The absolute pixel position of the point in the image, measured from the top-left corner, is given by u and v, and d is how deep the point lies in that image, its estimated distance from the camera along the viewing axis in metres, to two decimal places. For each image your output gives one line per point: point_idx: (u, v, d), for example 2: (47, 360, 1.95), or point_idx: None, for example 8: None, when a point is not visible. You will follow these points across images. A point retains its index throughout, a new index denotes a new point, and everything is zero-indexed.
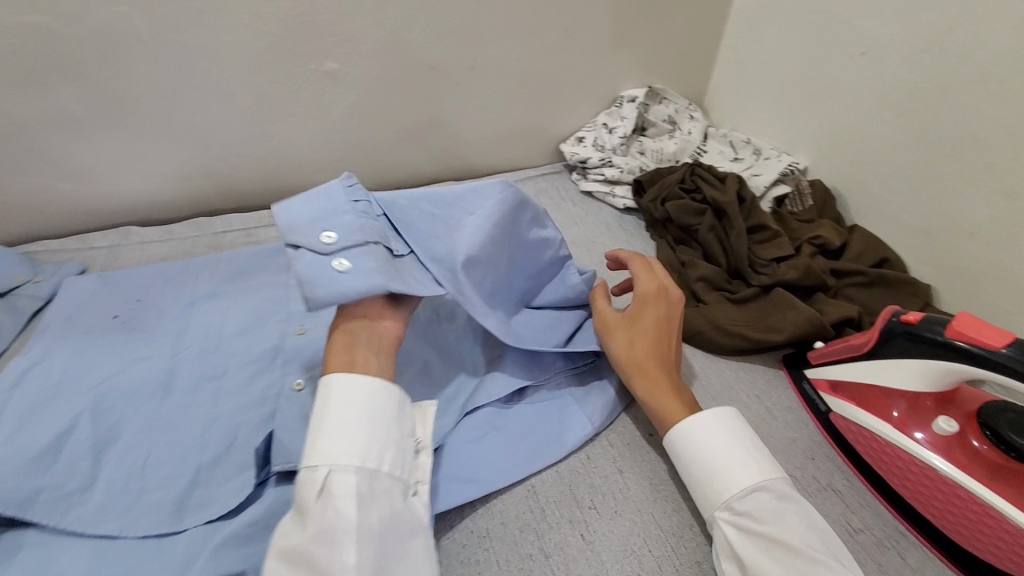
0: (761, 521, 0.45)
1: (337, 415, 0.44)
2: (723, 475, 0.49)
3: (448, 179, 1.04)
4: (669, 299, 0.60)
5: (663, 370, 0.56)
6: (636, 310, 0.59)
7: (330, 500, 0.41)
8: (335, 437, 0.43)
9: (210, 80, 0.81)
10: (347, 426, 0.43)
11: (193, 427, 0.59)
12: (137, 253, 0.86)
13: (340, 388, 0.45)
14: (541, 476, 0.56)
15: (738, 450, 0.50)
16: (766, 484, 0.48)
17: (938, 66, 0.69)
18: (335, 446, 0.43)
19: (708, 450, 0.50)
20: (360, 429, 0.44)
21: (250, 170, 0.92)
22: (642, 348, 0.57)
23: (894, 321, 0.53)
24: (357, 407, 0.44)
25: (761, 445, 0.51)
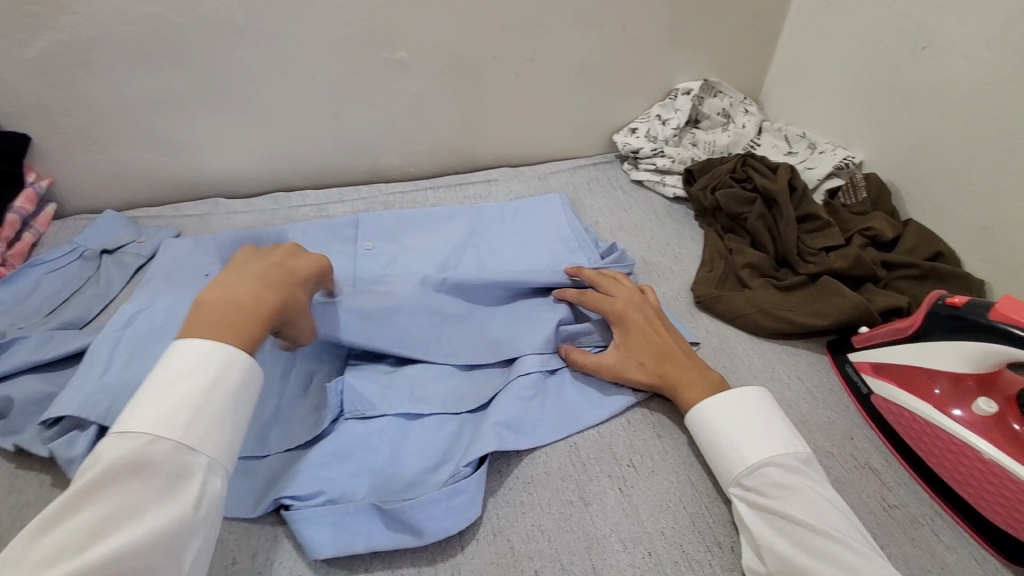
0: (768, 495, 0.49)
1: (194, 394, 0.45)
2: (739, 450, 0.52)
3: (504, 165, 1.09)
4: (637, 313, 0.64)
5: (678, 368, 0.60)
6: (621, 335, 0.63)
7: (147, 473, 0.41)
8: (177, 413, 0.43)
9: (294, 67, 0.89)
10: (201, 412, 0.44)
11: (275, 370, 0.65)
12: (224, 222, 0.96)
13: (212, 368, 0.46)
14: (583, 434, 0.60)
15: (750, 430, 0.53)
16: (774, 460, 0.50)
17: (1004, 59, 0.68)
18: (178, 425, 0.43)
19: (721, 431, 0.54)
20: (211, 421, 0.45)
21: (323, 151, 1.00)
22: (652, 364, 0.61)
23: (938, 303, 0.55)
24: (217, 399, 0.45)
25: (776, 424, 0.53)
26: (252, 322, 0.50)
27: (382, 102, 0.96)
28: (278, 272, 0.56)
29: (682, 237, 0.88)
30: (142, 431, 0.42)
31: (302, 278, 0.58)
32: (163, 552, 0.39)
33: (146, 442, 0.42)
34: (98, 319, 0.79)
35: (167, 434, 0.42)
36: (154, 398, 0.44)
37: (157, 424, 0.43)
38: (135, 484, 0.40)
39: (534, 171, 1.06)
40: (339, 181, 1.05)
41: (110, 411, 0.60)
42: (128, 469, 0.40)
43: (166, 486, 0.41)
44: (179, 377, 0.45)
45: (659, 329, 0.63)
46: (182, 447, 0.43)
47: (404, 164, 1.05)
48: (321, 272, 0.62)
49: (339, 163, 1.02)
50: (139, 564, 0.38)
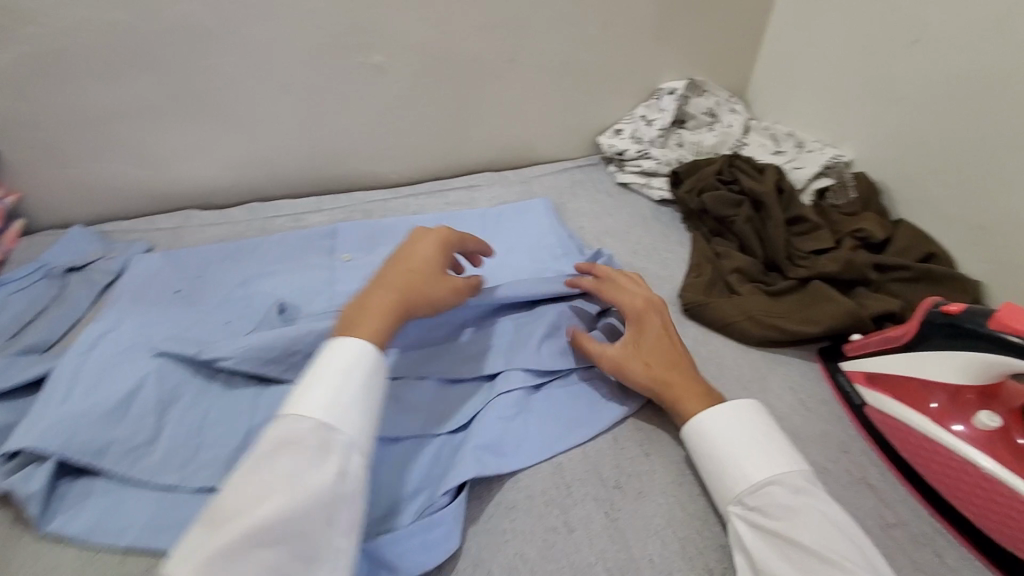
0: (771, 516, 0.46)
1: (333, 382, 0.49)
2: (738, 467, 0.50)
3: (487, 170, 1.06)
4: (656, 313, 0.62)
5: (686, 377, 0.57)
6: (635, 332, 0.60)
7: (297, 446, 0.45)
8: (319, 396, 0.48)
9: (268, 72, 0.86)
10: (339, 395, 0.48)
11: (244, 395, 0.63)
12: (197, 235, 0.92)
13: (345, 358, 0.50)
14: (567, 454, 0.57)
15: (751, 446, 0.50)
16: (780, 479, 0.48)
17: (999, 53, 0.66)
18: (322, 407, 0.47)
19: (722, 447, 0.51)
20: (348, 404, 0.48)
21: (299, 159, 0.97)
22: (659, 366, 0.58)
23: (935, 311, 0.52)
24: (351, 383, 0.49)
25: (777, 440, 0.51)
26: (376, 320, 0.53)
27: (360, 107, 0.93)
28: (417, 258, 0.59)
29: (670, 241, 0.86)
30: (296, 413, 0.47)
31: (427, 257, 0.60)
32: (311, 517, 0.42)
33: (297, 420, 0.47)
34: (64, 341, 0.76)
35: (312, 413, 0.47)
36: (303, 385, 0.49)
37: (309, 405, 0.47)
38: (289, 456, 0.44)
39: (518, 175, 1.03)
40: (317, 189, 1.02)
41: (71, 442, 0.57)
42: (284, 445, 0.45)
43: (313, 457, 0.44)
44: (321, 368, 0.50)
45: (673, 334, 0.61)
46: (322, 424, 0.47)
47: (383, 170, 1.02)
48: (447, 242, 0.62)
49: (316, 171, 0.99)
50: (288, 525, 0.41)
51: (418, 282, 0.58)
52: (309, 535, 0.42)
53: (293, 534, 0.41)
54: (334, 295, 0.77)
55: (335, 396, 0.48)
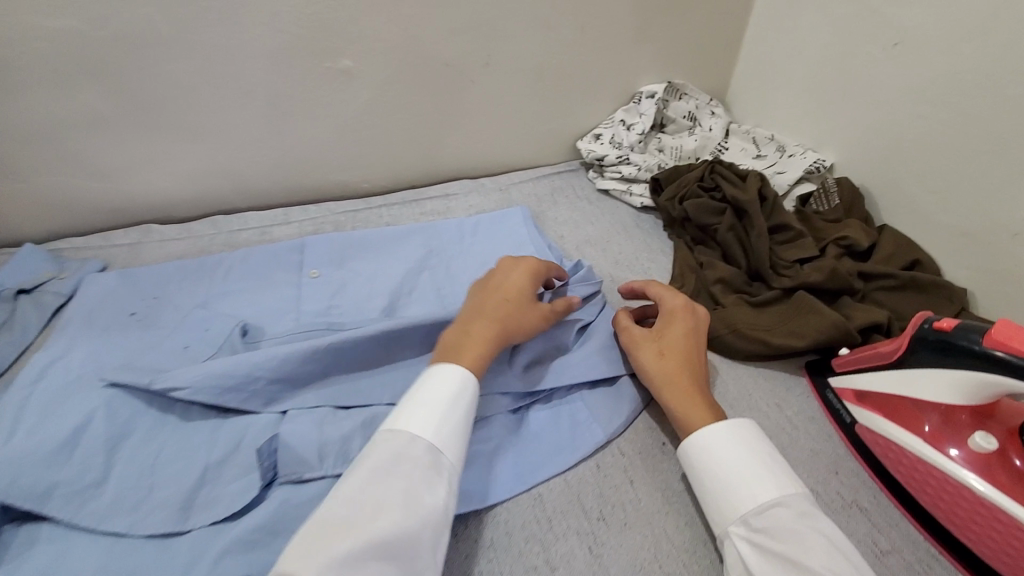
0: (779, 538, 0.43)
1: (439, 404, 0.48)
2: (743, 486, 0.47)
3: (463, 177, 1.03)
4: (697, 316, 0.62)
5: (694, 380, 0.56)
6: (664, 324, 0.61)
7: (409, 465, 0.43)
8: (427, 417, 0.47)
9: (228, 79, 0.81)
10: (448, 418, 0.47)
11: (202, 428, 0.58)
12: (156, 251, 0.87)
13: (452, 382, 0.50)
14: (548, 483, 0.54)
15: (757, 465, 0.48)
16: (785, 501, 0.45)
17: (982, 56, 0.65)
18: (432, 429, 0.46)
19: (725, 465, 0.48)
20: (455, 429, 0.47)
21: (265, 169, 0.92)
22: (672, 360, 0.57)
23: (925, 327, 0.51)
24: (458, 411, 0.48)
25: (779, 463, 0.49)
26: (478, 350, 0.53)
27: (329, 113, 0.88)
28: (512, 288, 0.60)
29: (652, 250, 0.84)
30: (404, 431, 0.46)
31: (523, 285, 0.61)
32: (422, 540, 0.40)
33: (409, 439, 0.45)
34: (9, 371, 0.70)
35: (422, 433, 0.46)
36: (407, 404, 0.48)
37: (418, 425, 0.46)
38: (400, 474, 0.42)
39: (495, 182, 1.00)
40: (285, 200, 0.97)
41: (12, 486, 0.51)
42: (395, 463, 0.43)
43: (422, 478, 0.43)
44: (428, 389, 0.49)
45: (702, 338, 0.60)
46: (432, 446, 0.45)
47: (355, 179, 0.98)
48: (536, 272, 0.63)
49: (284, 181, 0.95)
50: (401, 545, 0.39)
51: (518, 310, 0.58)
52: (414, 558, 0.39)
53: (398, 556, 0.38)
54: (300, 315, 0.73)
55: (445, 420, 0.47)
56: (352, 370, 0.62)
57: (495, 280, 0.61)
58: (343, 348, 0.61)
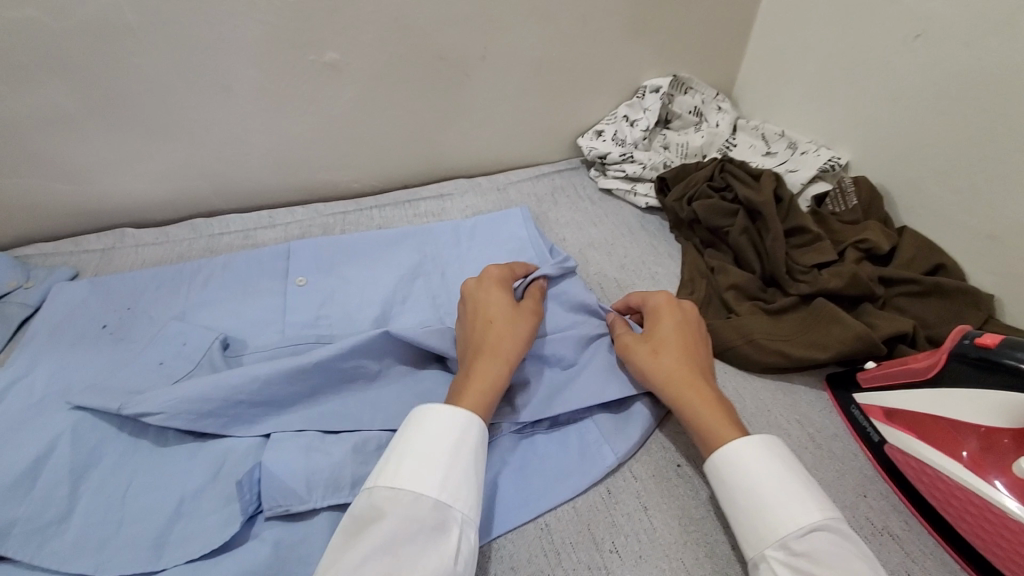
0: (825, 566, 0.38)
1: (444, 455, 0.44)
2: (780, 507, 0.42)
3: (459, 176, 0.98)
4: (685, 310, 0.59)
5: (695, 373, 0.52)
6: (652, 323, 0.58)
7: (414, 528, 0.40)
8: (430, 469, 0.43)
9: (204, 73, 0.75)
10: (452, 465, 0.44)
11: (178, 453, 0.54)
12: (131, 257, 0.82)
13: (454, 427, 0.46)
14: (556, 512, 0.50)
15: (792, 483, 0.43)
16: (828, 525, 0.40)
17: (1013, 47, 0.60)
18: (435, 482, 0.42)
19: (757, 480, 0.43)
20: (460, 477, 0.43)
21: (248, 169, 0.87)
22: (667, 354, 0.54)
23: (965, 342, 0.48)
24: (459, 454, 0.45)
25: (808, 479, 0.43)
26: (481, 383, 0.51)
27: (315, 110, 0.83)
28: (488, 312, 0.57)
29: (658, 253, 0.80)
30: (409, 488, 0.42)
31: (500, 306, 0.58)
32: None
33: (415, 499, 0.41)
34: None
35: (429, 490, 0.42)
36: (407, 456, 0.44)
37: (417, 478, 0.42)
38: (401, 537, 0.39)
39: (492, 182, 0.95)
40: (270, 201, 0.92)
41: None
42: (395, 525, 0.40)
43: (426, 539, 0.40)
44: (430, 438, 0.45)
45: (695, 332, 0.57)
46: (441, 503, 0.42)
47: (344, 178, 0.93)
48: (505, 286, 0.61)
49: (269, 181, 0.89)
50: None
51: (509, 334, 0.55)
52: None
53: None
54: (286, 327, 0.68)
55: (447, 469, 0.44)
56: (341, 389, 0.57)
57: (470, 311, 0.59)
58: (332, 365, 0.57)
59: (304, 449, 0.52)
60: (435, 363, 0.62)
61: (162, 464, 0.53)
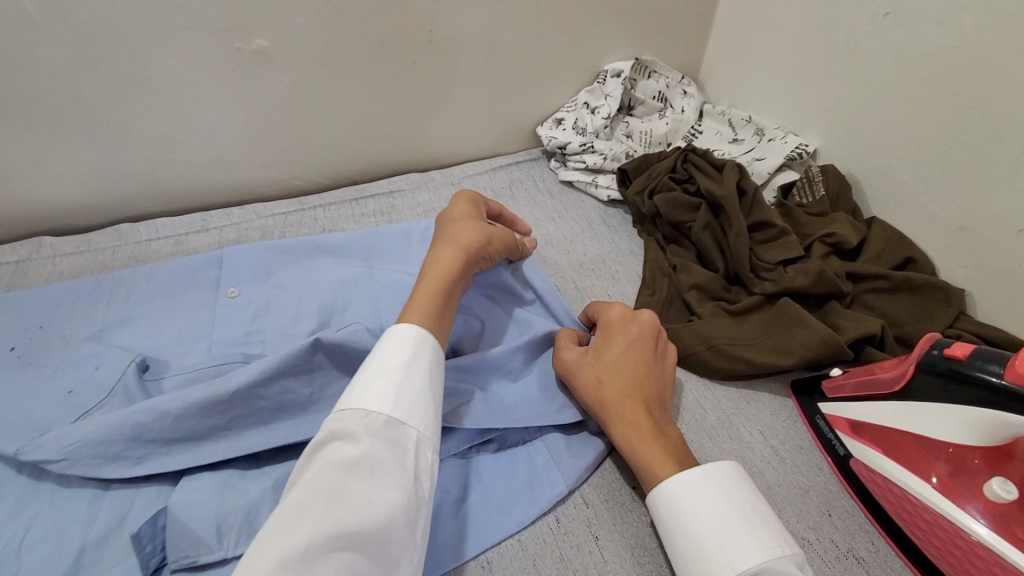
0: None
1: (394, 376, 0.44)
2: (718, 552, 0.39)
3: (411, 170, 0.92)
4: (637, 329, 0.54)
5: (643, 409, 0.48)
6: (603, 344, 0.53)
7: (365, 444, 0.40)
8: (383, 390, 0.43)
9: (118, 63, 0.68)
10: (405, 385, 0.44)
11: (83, 497, 0.48)
12: (48, 269, 0.75)
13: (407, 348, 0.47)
14: (499, 547, 0.46)
15: (734, 520, 0.40)
16: (771, 567, 0.38)
17: (985, 27, 0.56)
18: (388, 400, 0.43)
19: (700, 519, 0.41)
20: (413, 397, 0.44)
21: (178, 169, 0.80)
22: (613, 386, 0.50)
23: (935, 353, 0.44)
24: (413, 375, 0.45)
25: (756, 512, 0.41)
26: (436, 273, 0.54)
27: (248, 103, 0.76)
28: (451, 221, 0.62)
29: (619, 251, 0.75)
30: (360, 407, 0.42)
31: (461, 214, 0.63)
32: (398, 523, 0.37)
33: (365, 416, 0.41)
34: None
35: (379, 408, 0.42)
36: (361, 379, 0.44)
37: (366, 397, 0.43)
38: (347, 450, 0.39)
39: (446, 175, 0.90)
40: (205, 202, 0.85)
41: None
42: (342, 442, 0.40)
43: (378, 455, 0.39)
44: (382, 362, 0.45)
45: (644, 358, 0.52)
46: (393, 420, 0.42)
47: (286, 176, 0.86)
48: (474, 199, 0.66)
49: (202, 181, 0.82)
50: (373, 536, 0.36)
51: (478, 232, 0.59)
52: (367, 536, 0.36)
53: (349, 546, 0.35)
54: (213, 343, 0.63)
55: (400, 389, 0.44)
56: (267, 417, 0.52)
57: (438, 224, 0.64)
58: (256, 392, 0.52)
59: (217, 493, 0.47)
60: None
61: (61, 510, 0.47)
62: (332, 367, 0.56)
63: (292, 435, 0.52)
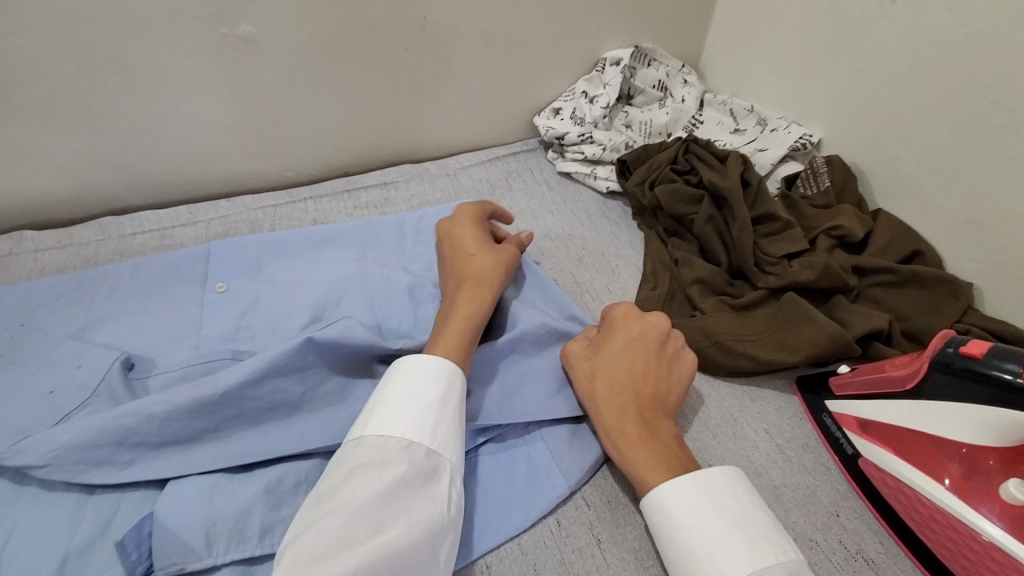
0: None
1: (432, 402, 0.45)
2: (707, 562, 0.38)
3: (404, 162, 0.90)
4: (643, 324, 0.53)
5: (636, 407, 0.47)
6: (602, 340, 0.52)
7: (407, 474, 0.40)
8: (423, 419, 0.43)
9: (97, 50, 0.65)
10: (443, 415, 0.44)
11: (65, 502, 0.47)
12: (29, 264, 0.72)
13: (441, 375, 0.46)
14: (498, 552, 0.45)
15: (723, 529, 0.39)
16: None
17: (998, 12, 0.54)
18: (426, 430, 0.43)
19: (690, 527, 0.40)
20: (448, 427, 0.44)
21: (163, 161, 0.77)
22: (605, 384, 0.49)
23: (949, 351, 0.43)
24: (449, 407, 0.45)
25: (749, 518, 0.40)
26: (466, 311, 0.53)
27: (234, 92, 0.74)
28: (468, 248, 0.60)
29: (619, 244, 0.74)
30: (396, 434, 0.42)
31: (471, 240, 0.61)
32: (434, 554, 0.38)
33: (406, 446, 0.41)
34: None
35: (419, 437, 0.42)
36: (397, 401, 0.44)
37: (404, 425, 0.43)
38: (387, 480, 0.39)
39: (441, 166, 0.87)
40: (192, 195, 0.83)
41: None
42: (381, 472, 0.39)
43: (418, 486, 0.40)
44: (418, 386, 0.45)
45: (647, 355, 0.50)
46: (432, 451, 0.42)
47: (275, 167, 0.84)
48: (475, 220, 0.64)
49: (188, 172, 0.80)
50: (414, 567, 0.36)
51: (498, 267, 0.59)
52: (409, 570, 0.36)
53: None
54: (201, 341, 0.61)
55: (437, 420, 0.44)
56: (258, 418, 0.51)
57: (445, 249, 0.62)
58: (245, 393, 0.50)
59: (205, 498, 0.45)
60: (366, 381, 0.55)
61: (42, 516, 0.45)
62: (323, 365, 0.54)
63: (284, 435, 0.50)
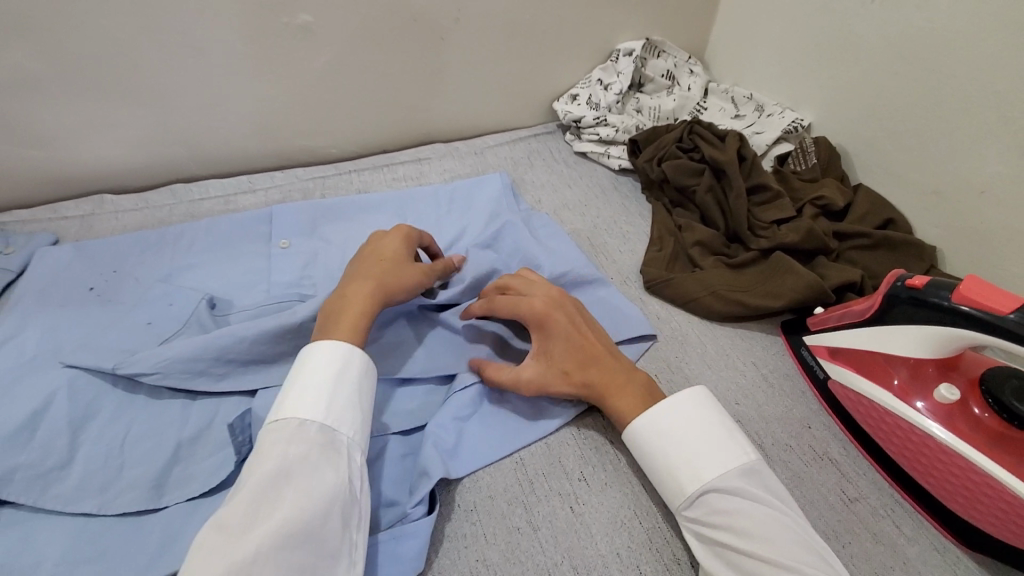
0: (715, 526, 0.44)
1: (326, 383, 0.48)
2: (675, 479, 0.47)
3: (436, 142, 0.99)
4: (564, 312, 0.57)
5: (607, 372, 0.54)
6: (542, 343, 0.56)
7: (301, 449, 0.43)
8: (319, 400, 0.47)
9: (178, 34, 0.75)
10: (337, 396, 0.48)
11: (173, 406, 0.56)
12: (111, 223, 0.82)
13: (338, 359, 0.49)
14: (530, 448, 0.55)
15: (683, 451, 0.48)
16: (715, 484, 0.46)
17: (959, 12, 0.64)
18: (320, 410, 0.46)
19: (658, 455, 0.49)
20: (344, 404, 0.48)
21: (225, 135, 0.87)
22: (577, 371, 0.54)
23: (899, 285, 0.52)
24: (343, 388, 0.48)
25: (703, 433, 0.48)
26: (350, 321, 0.53)
27: (290, 75, 0.83)
28: (383, 258, 0.59)
29: (629, 213, 0.83)
30: (292, 418, 0.46)
31: (392, 251, 0.60)
32: (331, 522, 0.41)
33: (299, 426, 0.45)
34: None
35: (312, 417, 0.46)
36: (295, 390, 0.48)
37: (300, 408, 0.46)
38: (280, 458, 0.42)
39: (470, 145, 0.97)
40: (248, 167, 0.92)
41: None
42: (273, 453, 0.43)
43: (314, 459, 0.43)
44: (312, 372, 0.48)
45: (583, 332, 0.56)
46: (326, 428, 0.46)
47: (323, 144, 0.93)
48: (410, 237, 0.63)
49: (247, 146, 0.89)
50: (311, 533, 0.40)
51: (403, 284, 0.58)
52: (308, 535, 0.39)
53: (292, 547, 0.38)
54: (270, 287, 0.71)
55: (331, 400, 0.47)
56: None
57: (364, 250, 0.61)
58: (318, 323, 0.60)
59: None
60: None
61: (157, 415, 0.56)
62: None
63: None
